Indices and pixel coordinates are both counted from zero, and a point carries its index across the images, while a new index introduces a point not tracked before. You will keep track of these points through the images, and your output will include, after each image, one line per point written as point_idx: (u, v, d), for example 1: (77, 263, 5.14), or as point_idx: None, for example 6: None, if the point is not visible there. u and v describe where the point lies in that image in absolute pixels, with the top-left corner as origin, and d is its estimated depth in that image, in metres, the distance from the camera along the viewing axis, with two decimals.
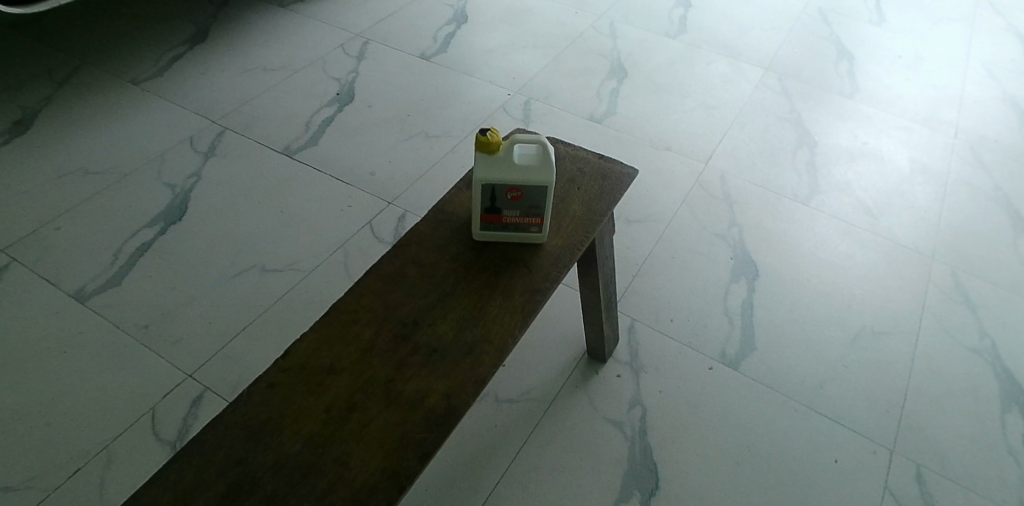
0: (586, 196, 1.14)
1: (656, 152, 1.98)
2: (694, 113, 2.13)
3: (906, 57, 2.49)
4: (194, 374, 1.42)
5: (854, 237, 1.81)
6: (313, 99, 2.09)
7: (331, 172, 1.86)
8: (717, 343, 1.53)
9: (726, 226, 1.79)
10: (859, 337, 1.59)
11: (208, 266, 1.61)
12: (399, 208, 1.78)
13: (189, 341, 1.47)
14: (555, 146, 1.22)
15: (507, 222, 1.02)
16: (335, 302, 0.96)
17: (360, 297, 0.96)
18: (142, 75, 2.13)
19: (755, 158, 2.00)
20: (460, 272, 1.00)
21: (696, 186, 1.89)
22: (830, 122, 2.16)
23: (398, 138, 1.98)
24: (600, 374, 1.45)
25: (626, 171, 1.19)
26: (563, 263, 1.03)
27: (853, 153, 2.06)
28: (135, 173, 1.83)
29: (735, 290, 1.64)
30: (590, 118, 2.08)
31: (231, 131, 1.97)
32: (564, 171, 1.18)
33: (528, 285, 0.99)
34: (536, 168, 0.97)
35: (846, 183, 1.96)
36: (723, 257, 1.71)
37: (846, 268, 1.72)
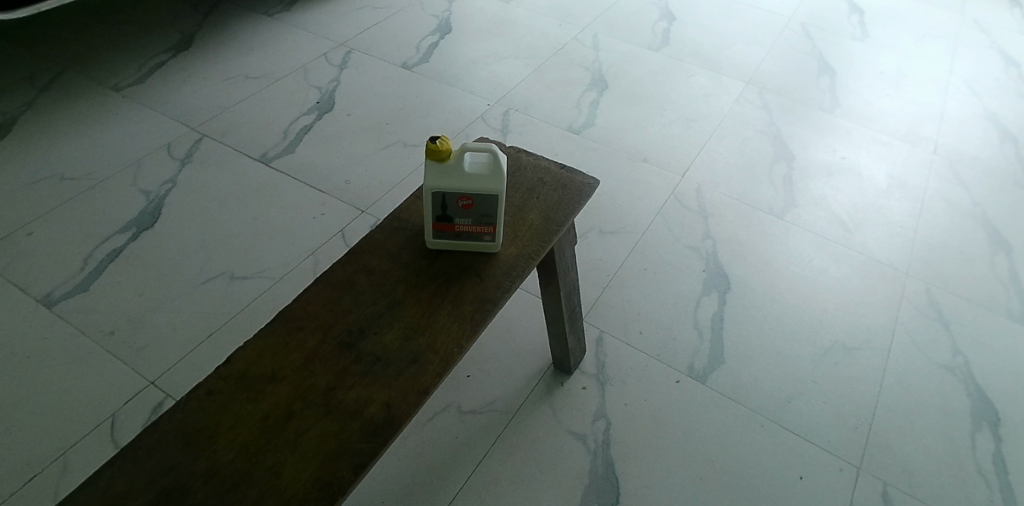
0: (544, 206, 1.13)
1: (633, 164, 1.98)
2: (673, 125, 2.14)
3: (887, 73, 2.50)
4: (156, 381, 1.41)
5: (829, 251, 1.80)
6: (293, 107, 2.09)
7: (306, 180, 1.86)
8: (685, 356, 1.52)
9: (700, 239, 1.78)
10: (829, 352, 1.58)
11: (178, 273, 1.61)
12: (372, 216, 1.78)
13: (154, 347, 1.46)
14: (517, 155, 1.22)
15: (460, 231, 1.01)
16: (283, 310, 0.96)
17: (307, 304, 0.96)
18: (124, 82, 2.13)
19: (733, 171, 2.00)
20: (411, 280, 1.00)
21: (672, 198, 1.89)
22: (809, 136, 2.17)
23: (375, 146, 1.98)
24: (566, 386, 1.44)
25: (587, 181, 1.18)
26: (516, 272, 1.02)
27: (831, 168, 2.06)
28: (110, 179, 1.83)
29: (706, 302, 1.63)
30: (569, 128, 2.09)
31: (209, 137, 1.97)
32: (524, 180, 1.17)
33: (478, 295, 0.99)
34: (486, 177, 0.96)
35: (822, 197, 1.96)
36: (696, 269, 1.70)
37: (819, 282, 1.72)
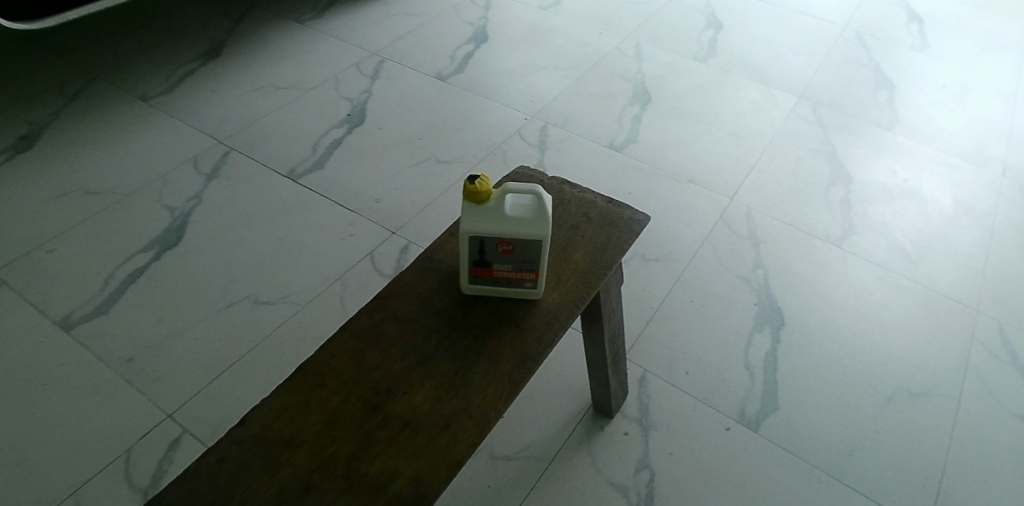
0: (590, 245, 1.03)
1: (678, 185, 1.87)
2: (721, 143, 2.02)
3: (950, 86, 2.34)
4: (174, 414, 1.34)
5: (890, 284, 1.67)
6: (323, 120, 2.02)
7: (335, 198, 1.78)
8: (736, 400, 1.41)
9: (751, 268, 1.66)
10: (892, 398, 1.45)
11: (200, 296, 1.54)
12: (402, 238, 1.70)
13: (173, 377, 1.39)
14: (559, 187, 1.12)
15: (498, 276, 0.92)
16: (303, 363, 0.87)
17: (331, 357, 0.87)
18: (152, 92, 2.08)
19: (785, 194, 1.88)
20: (444, 332, 0.91)
21: (720, 224, 1.77)
22: (867, 155, 2.03)
23: (407, 162, 1.89)
24: (606, 431, 1.34)
25: (636, 218, 1.08)
26: (559, 324, 0.93)
27: (891, 192, 1.92)
28: (135, 194, 1.77)
29: (758, 340, 1.52)
30: (610, 145, 1.98)
31: (236, 151, 1.91)
32: (568, 216, 1.07)
33: (518, 349, 0.89)
34: (529, 221, 0.86)
35: (882, 223, 1.82)
36: (747, 303, 1.58)
37: (880, 319, 1.59)
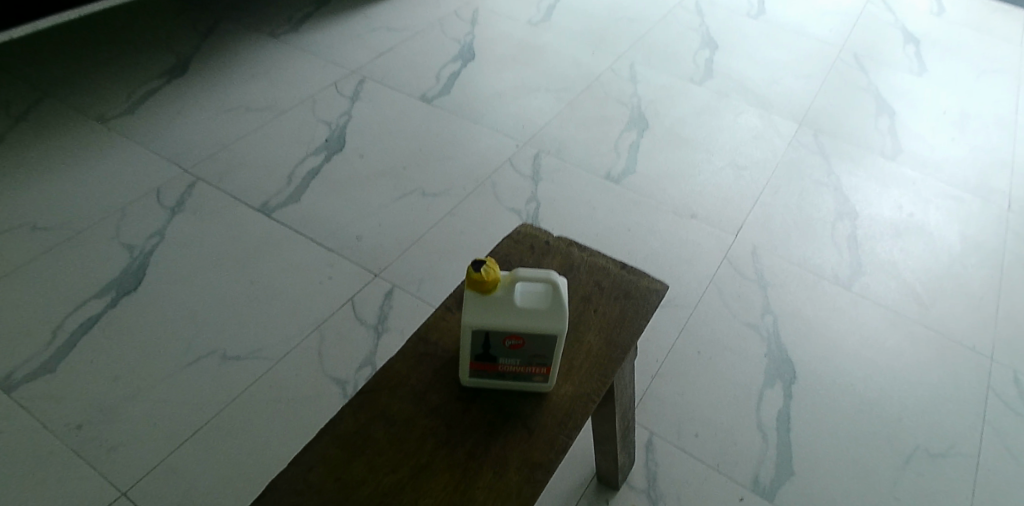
0: (604, 322, 0.92)
1: (679, 221, 1.78)
2: (722, 173, 1.93)
3: (951, 113, 2.27)
4: (128, 492, 1.20)
5: (903, 330, 1.58)
6: (298, 146, 1.88)
7: (313, 235, 1.65)
8: (748, 466, 1.29)
9: (759, 314, 1.56)
10: (911, 459, 1.33)
11: (161, 350, 1.40)
12: (386, 281, 1.57)
13: (129, 446, 1.25)
14: (567, 251, 1.02)
15: (505, 371, 0.80)
16: (277, 478, 0.75)
17: (309, 471, 0.75)
18: (111, 112, 1.92)
19: (789, 231, 1.79)
20: (441, 435, 0.79)
21: (724, 264, 1.68)
22: (871, 188, 1.94)
23: (391, 194, 1.77)
24: (611, 504, 1.22)
25: (653, 288, 0.97)
26: (573, 422, 0.81)
27: (899, 227, 1.84)
28: (90, 229, 1.62)
29: (770, 395, 1.41)
30: (607, 177, 1.89)
31: (204, 181, 1.76)
32: (579, 286, 0.97)
33: (527, 456, 0.78)
34: (542, 312, 0.75)
35: (891, 263, 1.74)
36: (756, 353, 1.48)
37: (896, 369, 1.49)
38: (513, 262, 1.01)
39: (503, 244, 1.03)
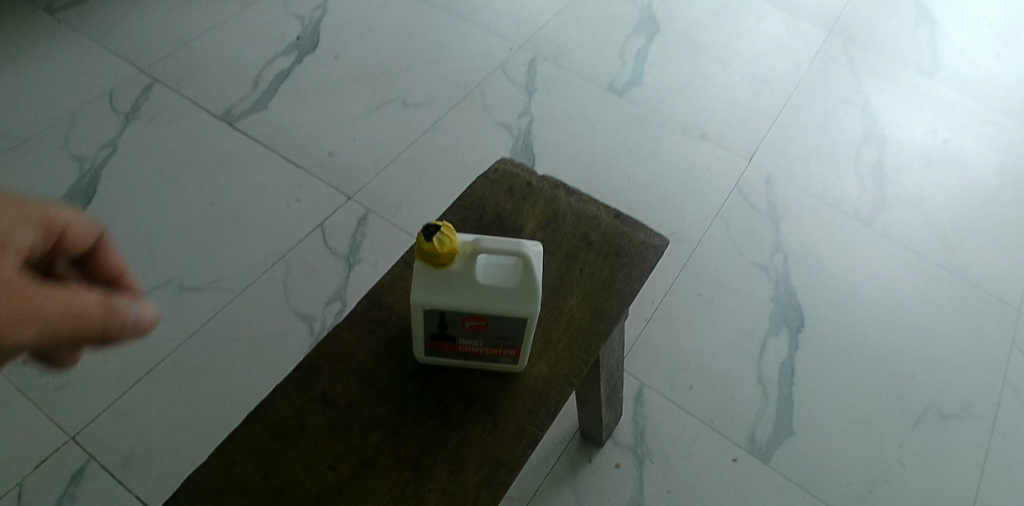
0: (590, 286, 0.79)
1: (688, 142, 1.61)
2: (738, 87, 1.74)
3: (999, 23, 2.03)
4: (77, 436, 1.11)
5: (924, 274, 1.45)
6: (267, 44, 1.68)
7: (280, 149, 1.49)
8: (745, 423, 1.19)
9: (768, 253, 1.43)
10: (921, 420, 1.24)
11: None
12: (359, 205, 1.42)
13: (78, 386, 1.15)
14: (552, 195, 0.87)
15: (466, 351, 0.68)
16: (196, 474, 0.64)
17: (234, 467, 0.64)
18: (59, 1, 1.71)
19: (808, 157, 1.62)
20: (389, 424, 0.67)
21: (734, 194, 1.52)
22: (902, 109, 1.75)
23: (368, 104, 1.59)
24: (594, 462, 1.13)
25: (650, 244, 0.83)
26: (545, 411, 0.69)
27: (930, 156, 1.66)
28: (36, 137, 1.46)
29: (774, 345, 1.30)
30: (610, 89, 1.69)
31: (161, 84, 1.58)
32: (563, 241, 0.83)
33: (488, 453, 0.66)
34: (510, 293, 0.63)
35: (917, 196, 1.58)
36: (763, 297, 1.36)
37: (911, 318, 1.37)
38: (488, 208, 0.86)
39: (478, 184, 0.88)
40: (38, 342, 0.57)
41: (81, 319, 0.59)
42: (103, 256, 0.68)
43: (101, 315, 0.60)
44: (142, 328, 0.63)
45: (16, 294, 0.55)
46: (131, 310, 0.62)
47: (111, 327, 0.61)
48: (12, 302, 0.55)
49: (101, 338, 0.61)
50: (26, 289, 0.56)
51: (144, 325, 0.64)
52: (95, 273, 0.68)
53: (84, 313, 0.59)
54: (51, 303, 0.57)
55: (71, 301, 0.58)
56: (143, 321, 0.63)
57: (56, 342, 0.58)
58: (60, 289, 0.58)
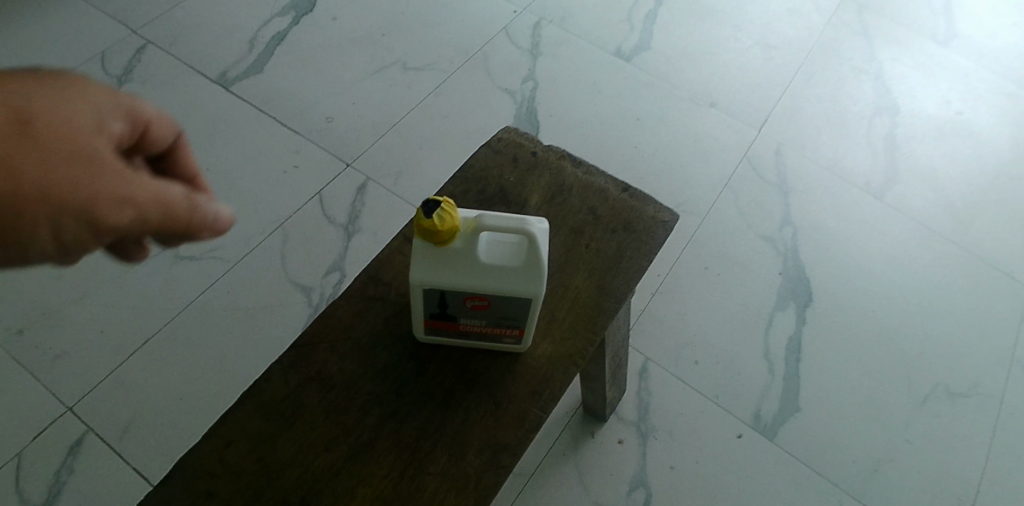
0: (596, 263, 0.76)
1: (697, 110, 1.56)
2: (749, 53, 1.68)
3: None
4: (74, 408, 1.08)
5: (934, 248, 1.41)
6: (263, 5, 1.62)
7: (277, 115, 1.44)
8: (750, 399, 1.18)
9: (777, 226, 1.40)
10: (928, 398, 1.22)
11: None
12: (359, 173, 1.38)
13: (74, 356, 1.13)
14: (558, 166, 0.84)
15: (467, 330, 0.66)
16: (189, 455, 0.62)
17: (228, 448, 0.62)
18: None
19: (819, 126, 1.58)
20: (388, 405, 0.65)
21: (743, 164, 1.48)
22: (916, 78, 1.70)
23: (367, 68, 1.54)
24: (597, 438, 1.11)
25: (660, 218, 0.80)
26: (549, 393, 0.67)
27: (944, 127, 1.62)
28: None
29: (782, 320, 1.27)
30: (617, 54, 1.64)
31: (154, 45, 1.53)
32: (568, 215, 0.80)
33: (490, 436, 0.64)
34: (514, 273, 0.60)
35: (930, 169, 1.54)
36: (771, 271, 1.33)
37: (921, 294, 1.34)
38: (491, 179, 0.83)
39: (481, 154, 0.84)
40: (122, 228, 0.52)
41: (167, 206, 0.54)
42: (182, 153, 0.62)
43: (183, 210, 0.55)
44: (221, 228, 0.58)
45: (102, 173, 0.51)
46: (212, 208, 0.57)
47: (192, 223, 0.56)
48: (96, 183, 0.50)
49: (181, 233, 0.56)
50: (112, 169, 0.51)
51: (223, 227, 0.58)
52: (171, 168, 0.62)
53: (167, 204, 0.54)
54: (133, 188, 0.52)
55: (153, 188, 0.53)
56: (223, 222, 0.58)
57: (139, 230, 0.53)
58: (142, 174, 0.53)
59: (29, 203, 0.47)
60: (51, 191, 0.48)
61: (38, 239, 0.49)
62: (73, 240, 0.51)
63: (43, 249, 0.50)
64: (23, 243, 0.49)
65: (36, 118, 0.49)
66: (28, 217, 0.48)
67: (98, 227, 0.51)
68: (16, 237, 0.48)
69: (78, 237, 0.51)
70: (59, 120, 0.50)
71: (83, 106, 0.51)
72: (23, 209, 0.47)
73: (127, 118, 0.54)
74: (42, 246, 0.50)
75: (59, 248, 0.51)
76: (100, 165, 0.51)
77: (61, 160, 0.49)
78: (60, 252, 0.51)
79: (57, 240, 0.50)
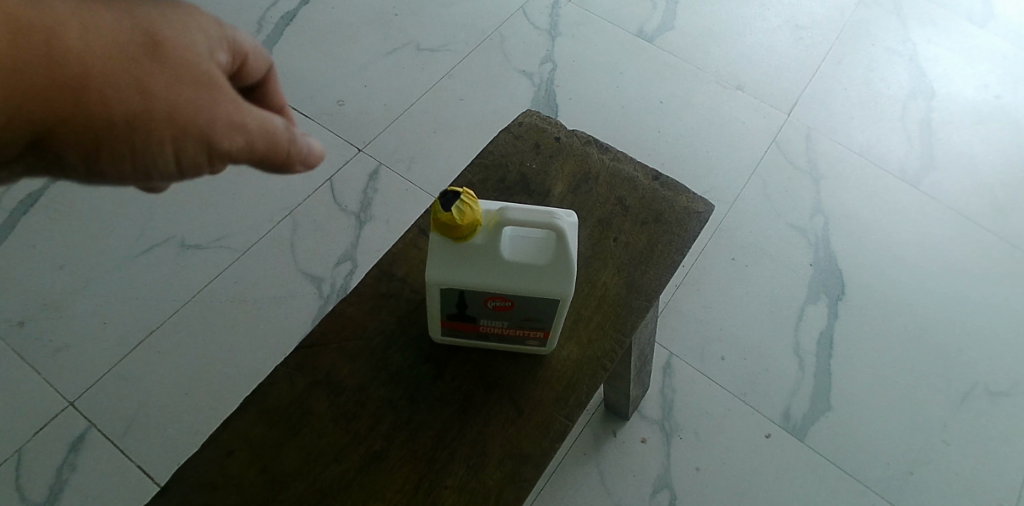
0: (626, 257, 0.71)
1: (723, 93, 1.50)
2: (777, 33, 1.61)
3: None
4: (76, 402, 1.05)
5: (973, 240, 1.34)
6: None
7: (286, 98, 1.39)
8: (780, 397, 1.12)
9: (808, 215, 1.33)
10: (968, 397, 1.16)
11: (111, 235, 1.20)
12: (371, 158, 1.33)
13: (76, 349, 1.09)
14: (583, 152, 0.78)
15: (487, 332, 0.62)
16: (189, 463, 0.58)
17: (230, 456, 0.59)
18: None
19: (850, 111, 1.51)
20: (401, 412, 0.62)
21: (771, 149, 1.42)
22: (953, 59, 1.61)
23: (380, 49, 1.48)
24: (619, 437, 1.07)
25: (694, 209, 0.74)
26: (576, 399, 0.63)
27: (982, 112, 1.54)
28: None
29: (812, 314, 1.21)
30: (638, 34, 1.57)
31: None
32: (595, 206, 0.74)
33: (511, 446, 0.60)
34: (538, 271, 0.56)
35: (967, 156, 1.46)
36: (801, 262, 1.27)
37: (959, 287, 1.28)
38: (511, 167, 0.77)
39: (501, 139, 0.79)
40: (232, 154, 0.53)
41: (272, 140, 0.54)
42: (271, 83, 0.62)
43: (285, 144, 0.55)
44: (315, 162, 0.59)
45: (220, 101, 0.51)
46: (308, 143, 0.57)
47: (290, 158, 0.56)
48: (214, 109, 0.51)
49: (277, 166, 0.57)
50: (228, 98, 0.52)
51: (315, 162, 0.59)
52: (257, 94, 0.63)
53: (272, 136, 0.54)
54: (245, 115, 0.53)
55: (261, 117, 0.54)
56: (316, 158, 0.59)
57: (246, 159, 0.54)
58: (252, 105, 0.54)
59: (157, 123, 0.49)
60: (176, 113, 0.49)
61: (163, 159, 0.51)
62: (190, 161, 0.53)
63: (166, 167, 0.52)
64: (150, 160, 0.51)
65: (165, 42, 0.49)
66: (155, 137, 0.50)
67: (213, 152, 0.52)
68: (146, 154, 0.50)
69: (196, 160, 0.52)
70: (183, 45, 0.50)
71: (201, 33, 0.51)
72: (151, 129, 0.49)
73: (232, 50, 0.54)
74: (164, 164, 0.52)
75: (178, 167, 0.53)
76: (218, 93, 0.51)
77: (186, 83, 0.50)
78: (180, 172, 0.53)
79: (178, 160, 0.52)
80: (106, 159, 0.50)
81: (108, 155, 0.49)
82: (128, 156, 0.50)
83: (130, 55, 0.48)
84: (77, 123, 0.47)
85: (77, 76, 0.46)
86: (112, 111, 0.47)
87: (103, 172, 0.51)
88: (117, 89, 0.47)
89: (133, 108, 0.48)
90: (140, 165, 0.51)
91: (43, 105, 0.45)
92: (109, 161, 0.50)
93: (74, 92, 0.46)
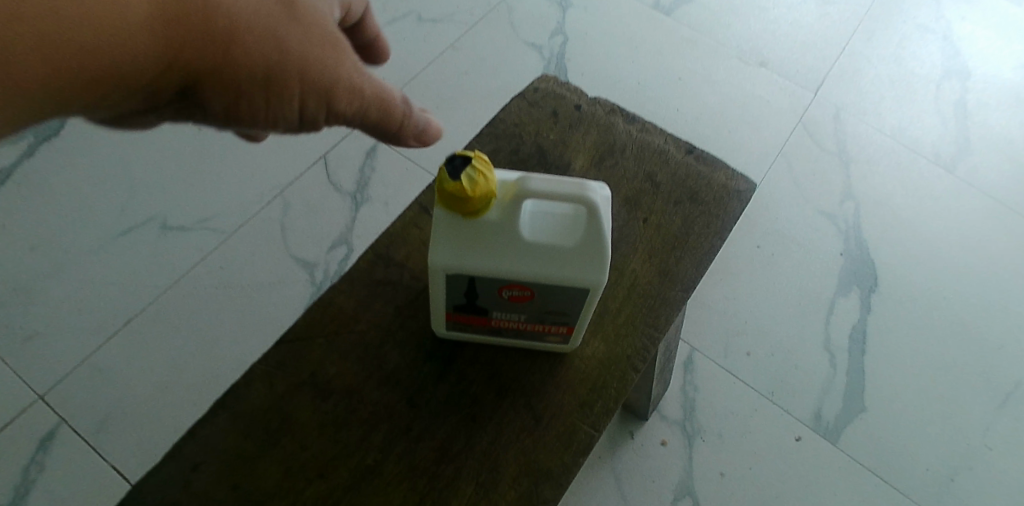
0: (657, 241, 0.64)
1: (745, 69, 1.40)
2: (802, 7, 1.51)
3: None
4: (46, 396, 0.96)
5: (1014, 229, 1.25)
6: None
7: None
8: (810, 396, 1.03)
9: (837, 200, 1.24)
10: (1012, 398, 1.07)
11: (88, 214, 1.11)
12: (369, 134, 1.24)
13: (48, 337, 1.00)
14: (607, 121, 0.71)
15: (500, 326, 0.56)
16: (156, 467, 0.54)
17: (202, 461, 0.55)
18: None
19: (881, 90, 1.41)
20: (397, 417, 0.57)
21: (798, 130, 1.33)
22: (990, 37, 1.51)
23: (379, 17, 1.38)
24: (637, 439, 0.98)
25: (733, 187, 0.67)
26: (601, 405, 0.58)
27: (1021, 93, 1.44)
28: None
29: (844, 306, 1.12)
30: (655, 6, 1.47)
31: None
32: (622, 182, 0.67)
33: (525, 458, 0.56)
34: (564, 254, 0.49)
35: (1006, 140, 1.37)
36: (832, 250, 1.18)
37: (1000, 279, 1.19)
38: (526, 137, 0.69)
39: (514, 106, 0.70)
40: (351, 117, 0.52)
41: (390, 112, 0.53)
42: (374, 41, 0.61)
43: (401, 118, 0.54)
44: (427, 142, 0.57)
45: (348, 66, 0.50)
46: (423, 119, 0.56)
47: (404, 134, 0.55)
48: (342, 73, 0.50)
49: (389, 138, 0.55)
50: (355, 65, 0.51)
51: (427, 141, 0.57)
52: None
53: (391, 107, 0.53)
54: (369, 81, 0.51)
55: (383, 87, 0.52)
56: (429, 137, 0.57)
57: (363, 124, 0.53)
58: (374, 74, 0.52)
59: (290, 80, 0.48)
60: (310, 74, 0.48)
61: (289, 115, 0.51)
62: (313, 119, 0.52)
63: (289, 122, 0.52)
64: (276, 117, 0.50)
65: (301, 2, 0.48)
66: (285, 96, 0.49)
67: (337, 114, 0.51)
68: (275, 107, 0.49)
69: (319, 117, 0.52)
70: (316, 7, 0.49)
71: None
72: (284, 88, 0.48)
73: None
74: (289, 120, 0.51)
75: (300, 123, 0.52)
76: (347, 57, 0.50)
77: (320, 45, 0.49)
78: (300, 127, 0.53)
79: (302, 117, 0.51)
80: (238, 113, 0.49)
81: (241, 104, 0.48)
82: (260, 108, 0.49)
83: (272, 11, 0.47)
84: (220, 79, 0.46)
85: (223, 27, 0.45)
86: (253, 63, 0.46)
87: (231, 121, 0.51)
88: (260, 48, 0.46)
89: (271, 64, 0.47)
90: (265, 119, 0.51)
91: (190, 62, 0.45)
92: (242, 110, 0.49)
93: (220, 47, 0.45)
